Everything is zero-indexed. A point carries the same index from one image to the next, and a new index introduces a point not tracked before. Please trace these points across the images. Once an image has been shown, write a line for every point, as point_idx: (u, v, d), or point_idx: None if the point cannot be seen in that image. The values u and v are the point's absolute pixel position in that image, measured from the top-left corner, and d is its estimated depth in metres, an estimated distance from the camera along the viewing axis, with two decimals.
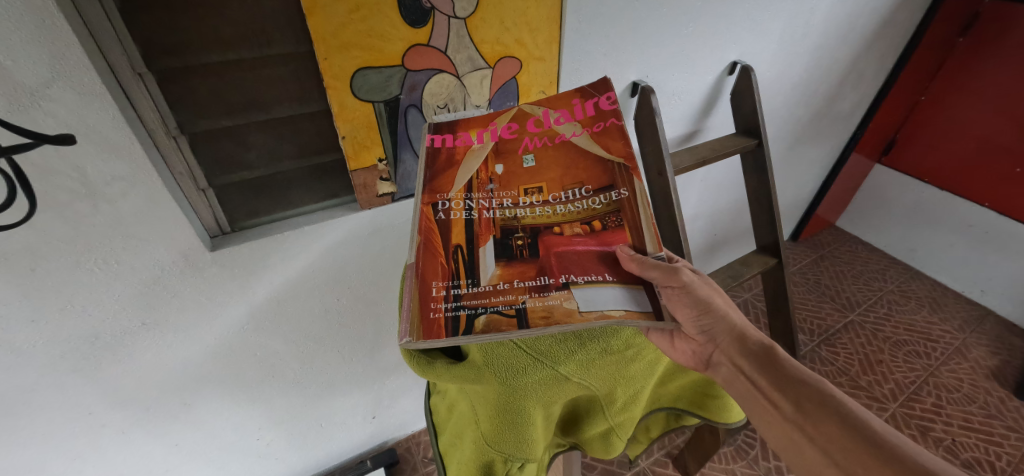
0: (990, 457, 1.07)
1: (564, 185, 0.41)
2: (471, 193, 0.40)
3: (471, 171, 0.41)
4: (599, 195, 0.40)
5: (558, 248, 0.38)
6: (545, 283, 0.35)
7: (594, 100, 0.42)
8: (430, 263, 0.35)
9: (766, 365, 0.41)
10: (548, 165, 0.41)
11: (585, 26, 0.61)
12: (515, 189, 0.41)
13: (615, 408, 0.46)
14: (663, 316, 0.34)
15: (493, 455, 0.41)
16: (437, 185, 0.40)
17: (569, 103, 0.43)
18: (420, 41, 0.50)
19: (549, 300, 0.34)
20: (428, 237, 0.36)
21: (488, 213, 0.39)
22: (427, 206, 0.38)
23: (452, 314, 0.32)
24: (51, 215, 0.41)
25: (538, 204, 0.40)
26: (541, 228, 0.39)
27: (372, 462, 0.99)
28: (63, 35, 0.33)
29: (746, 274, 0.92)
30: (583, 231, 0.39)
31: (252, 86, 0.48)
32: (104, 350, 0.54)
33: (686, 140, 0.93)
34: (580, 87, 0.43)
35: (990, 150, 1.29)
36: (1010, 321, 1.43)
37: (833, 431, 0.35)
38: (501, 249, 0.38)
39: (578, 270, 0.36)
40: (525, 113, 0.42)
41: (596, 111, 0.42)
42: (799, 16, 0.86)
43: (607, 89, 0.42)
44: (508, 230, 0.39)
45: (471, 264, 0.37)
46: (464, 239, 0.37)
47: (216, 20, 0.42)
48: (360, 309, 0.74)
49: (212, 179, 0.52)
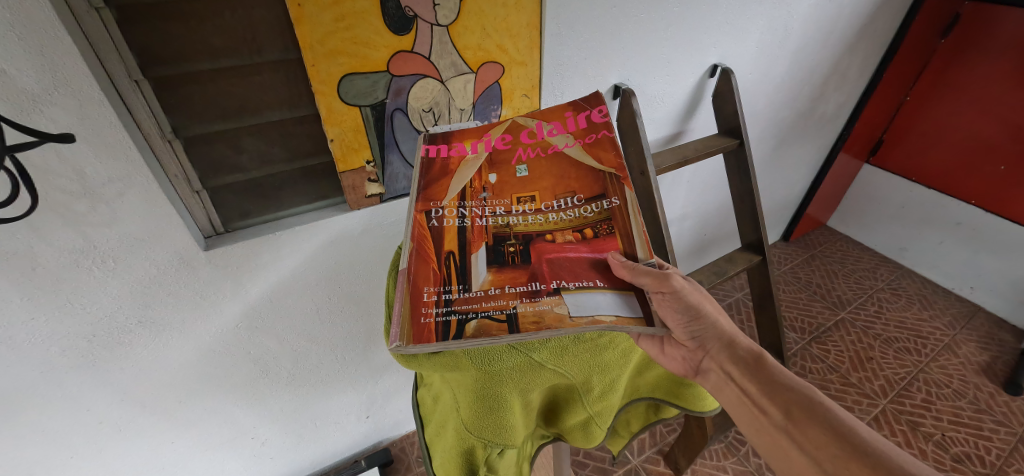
0: (979, 451, 1.08)
1: (557, 194, 0.43)
2: (464, 201, 0.42)
3: (465, 179, 0.43)
4: (591, 204, 0.42)
5: (550, 255, 0.39)
6: (535, 289, 0.36)
7: (586, 114, 0.46)
8: (422, 270, 0.36)
9: (756, 371, 0.43)
10: (541, 174, 0.43)
11: (565, 31, 0.63)
12: (508, 198, 0.43)
13: (592, 397, 0.48)
14: (654, 322, 0.34)
15: (474, 442, 0.43)
16: (431, 194, 0.42)
17: (562, 116, 0.47)
18: (404, 48, 0.52)
19: (539, 305, 0.34)
20: (421, 243, 0.38)
21: (481, 221, 0.41)
22: (421, 213, 0.40)
23: (444, 319, 0.33)
24: (52, 214, 0.43)
25: (531, 212, 0.42)
26: (533, 235, 0.40)
27: (366, 462, 1.01)
28: (62, 43, 0.35)
29: (731, 270, 0.94)
30: (575, 238, 0.40)
31: (243, 92, 0.51)
32: (103, 348, 0.56)
33: (670, 141, 0.96)
34: (574, 101, 0.47)
35: (975, 148, 1.31)
36: (999, 317, 1.44)
37: (818, 436, 0.37)
38: (494, 255, 0.39)
39: (569, 277, 0.37)
40: (519, 125, 0.45)
41: (588, 123, 0.46)
42: (778, 19, 0.88)
43: (599, 103, 0.46)
44: (500, 237, 0.40)
45: (463, 269, 0.38)
46: (457, 246, 0.39)
47: (207, 30, 0.45)
48: (352, 308, 0.76)
49: (206, 181, 0.54)
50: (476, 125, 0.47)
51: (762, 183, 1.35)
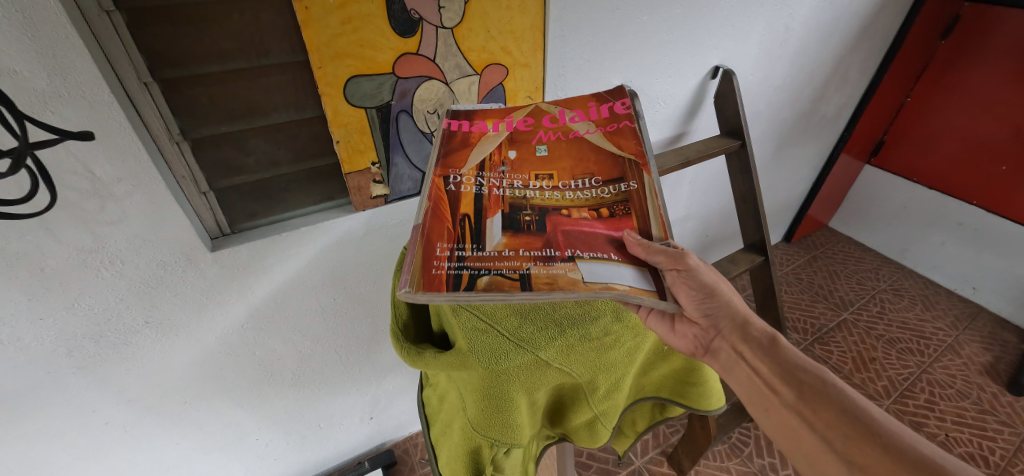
0: (983, 452, 1.08)
1: (575, 174, 0.43)
2: (483, 171, 0.42)
3: (485, 152, 0.44)
4: (609, 186, 0.43)
5: (566, 228, 0.39)
6: (550, 255, 0.36)
7: (609, 105, 0.48)
8: (436, 229, 0.36)
9: (770, 351, 0.43)
10: (560, 155, 0.44)
11: (568, 33, 0.64)
12: (526, 173, 0.43)
13: (597, 396, 0.48)
14: (666, 296, 0.34)
15: (479, 440, 0.43)
16: (450, 162, 0.42)
17: (584, 106, 0.48)
18: (410, 50, 0.53)
19: (553, 269, 0.34)
20: (437, 205, 0.39)
21: (498, 192, 0.41)
22: (439, 178, 0.41)
23: (455, 272, 0.33)
24: (62, 215, 0.43)
25: (548, 188, 0.42)
26: (549, 209, 0.41)
27: (370, 463, 1.01)
28: (73, 45, 0.36)
29: (733, 271, 0.94)
30: (591, 216, 0.41)
31: (250, 95, 0.51)
32: (108, 349, 0.57)
33: (672, 142, 0.96)
34: (597, 94, 0.50)
35: (977, 149, 1.31)
36: (1002, 318, 1.44)
37: (829, 418, 0.37)
38: (508, 222, 0.39)
39: (583, 247, 0.37)
40: (543, 110, 0.47)
41: (610, 114, 0.48)
42: (778, 22, 0.89)
43: (622, 98, 0.49)
44: (516, 206, 0.40)
45: (477, 231, 0.37)
46: (472, 210, 0.39)
47: (215, 34, 0.45)
48: (357, 309, 0.77)
49: (212, 183, 0.55)
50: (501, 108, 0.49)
51: (763, 185, 1.36)
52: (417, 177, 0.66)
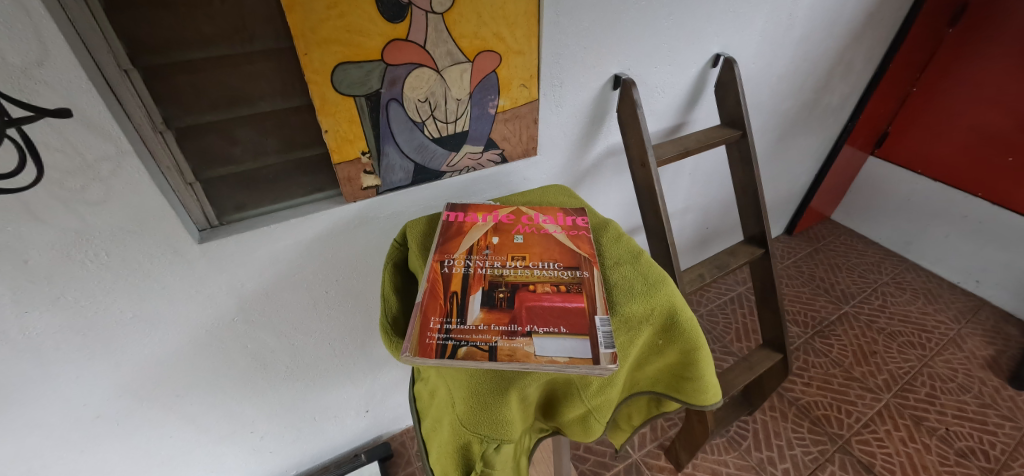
0: (984, 446, 1.06)
1: (543, 258, 0.48)
2: (471, 255, 0.48)
3: (473, 239, 0.51)
4: (568, 270, 0.47)
5: (530, 303, 0.42)
6: (514, 329, 0.39)
7: (573, 217, 0.56)
8: (431, 303, 0.42)
9: None
10: (533, 244, 0.51)
11: (563, 19, 0.62)
12: (504, 255, 0.49)
13: (590, 391, 0.46)
14: (600, 360, 0.37)
15: (470, 437, 0.40)
16: (446, 247, 0.49)
17: (554, 214, 0.57)
18: (398, 36, 0.51)
19: (515, 342, 0.38)
20: (433, 285, 0.44)
21: (481, 271, 0.46)
22: (436, 263, 0.47)
23: (442, 342, 0.38)
24: (41, 205, 0.42)
25: (520, 267, 0.47)
26: (520, 285, 0.45)
27: (366, 456, 1.02)
28: (46, 28, 0.35)
29: (732, 264, 0.91)
30: (552, 289, 0.44)
31: (234, 81, 0.49)
32: (97, 340, 0.56)
33: (671, 133, 0.94)
34: (564, 208, 0.58)
35: (984, 139, 1.29)
36: (1005, 311, 1.43)
37: None
38: (485, 298, 0.43)
39: (541, 322, 0.40)
40: (519, 211, 0.56)
41: (572, 223, 0.55)
42: (782, 8, 0.86)
43: (581, 214, 0.57)
44: (493, 284, 0.45)
45: (462, 306, 0.42)
46: (461, 287, 0.44)
47: (195, 19, 0.44)
48: (350, 302, 0.76)
49: (200, 173, 0.53)
50: (489, 204, 0.59)
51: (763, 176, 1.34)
52: (409, 168, 0.65)
